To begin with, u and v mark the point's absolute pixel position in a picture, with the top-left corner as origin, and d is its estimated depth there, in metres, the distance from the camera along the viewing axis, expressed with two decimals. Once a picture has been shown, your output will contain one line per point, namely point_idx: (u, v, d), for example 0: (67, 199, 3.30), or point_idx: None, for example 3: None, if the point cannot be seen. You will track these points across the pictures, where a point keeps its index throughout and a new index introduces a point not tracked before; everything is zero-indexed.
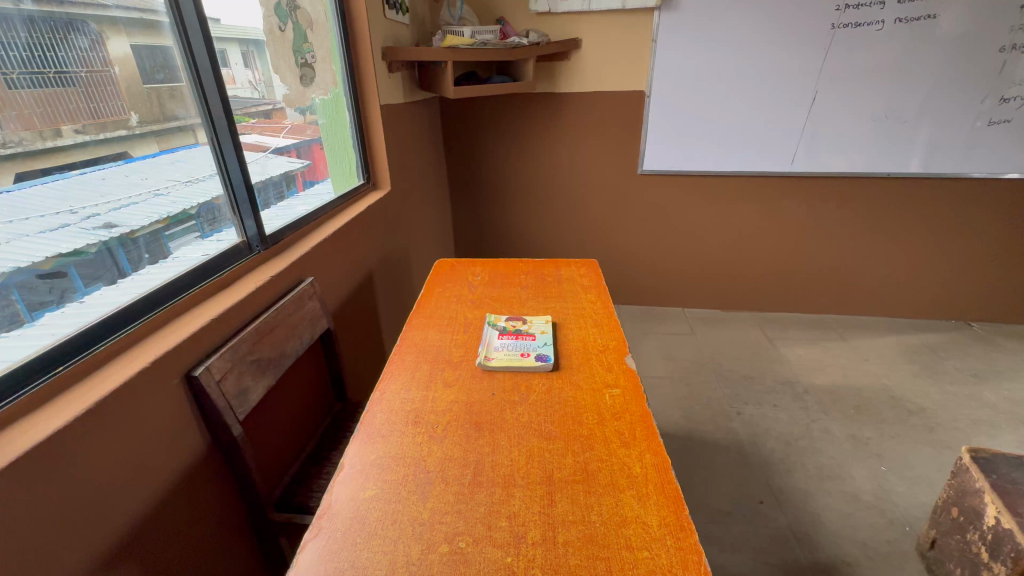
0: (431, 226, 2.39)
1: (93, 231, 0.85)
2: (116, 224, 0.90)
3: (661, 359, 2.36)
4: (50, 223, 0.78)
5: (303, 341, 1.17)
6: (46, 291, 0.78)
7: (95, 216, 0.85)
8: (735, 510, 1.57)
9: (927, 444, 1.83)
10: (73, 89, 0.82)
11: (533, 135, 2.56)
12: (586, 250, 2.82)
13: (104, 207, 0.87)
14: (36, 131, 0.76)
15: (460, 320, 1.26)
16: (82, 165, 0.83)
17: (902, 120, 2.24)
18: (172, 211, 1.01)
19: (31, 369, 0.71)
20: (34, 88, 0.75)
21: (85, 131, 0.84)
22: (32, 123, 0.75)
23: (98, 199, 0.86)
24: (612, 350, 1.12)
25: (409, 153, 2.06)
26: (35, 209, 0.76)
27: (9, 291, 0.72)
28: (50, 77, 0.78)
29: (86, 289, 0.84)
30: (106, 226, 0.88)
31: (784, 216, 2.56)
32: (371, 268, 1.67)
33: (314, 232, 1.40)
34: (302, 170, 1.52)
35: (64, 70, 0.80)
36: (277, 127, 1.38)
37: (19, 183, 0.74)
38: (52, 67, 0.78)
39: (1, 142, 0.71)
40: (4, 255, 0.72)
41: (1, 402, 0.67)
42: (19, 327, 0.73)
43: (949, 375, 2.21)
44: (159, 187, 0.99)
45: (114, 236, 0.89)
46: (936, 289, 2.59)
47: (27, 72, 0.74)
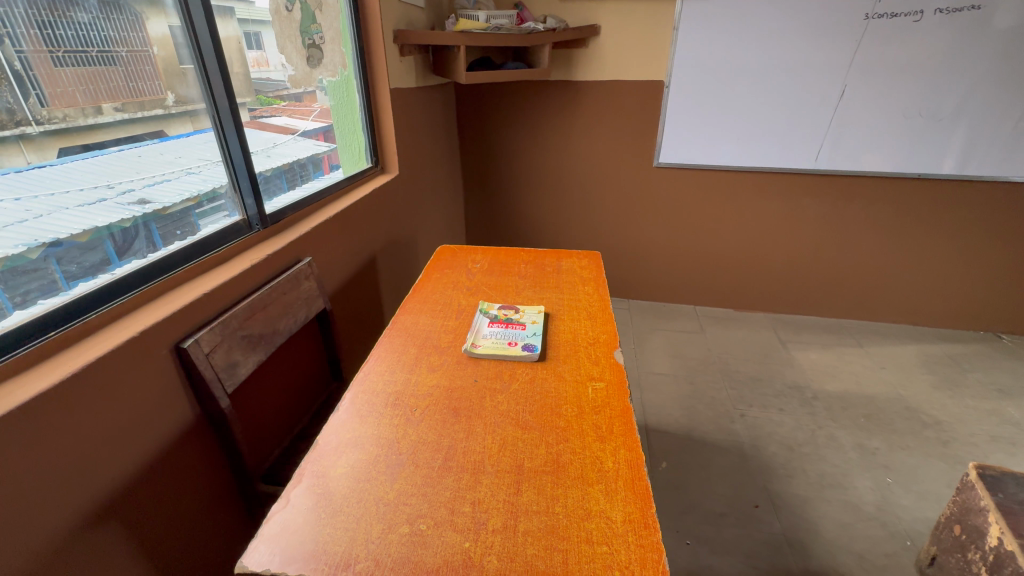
0: (441, 212, 2.39)
1: (128, 206, 0.93)
2: (149, 200, 0.97)
3: (667, 356, 2.32)
4: (88, 197, 0.87)
5: (298, 319, 1.19)
6: (82, 260, 0.85)
7: (130, 191, 0.93)
8: (728, 512, 1.54)
9: (939, 458, 1.76)
10: (113, 68, 0.89)
11: (548, 124, 2.53)
12: (597, 243, 2.78)
13: (139, 182, 0.95)
14: (78, 108, 0.84)
15: (454, 306, 1.26)
16: (120, 142, 0.92)
17: (936, 118, 2.12)
18: (202, 189, 1.09)
19: (52, 320, 0.77)
20: (77, 66, 0.83)
21: (124, 109, 0.92)
22: (75, 100, 0.83)
23: (133, 174, 0.94)
24: (602, 344, 1.10)
25: (420, 138, 2.05)
26: (75, 183, 0.84)
27: (48, 261, 0.80)
28: (92, 56, 0.86)
29: (120, 263, 0.91)
30: (139, 203, 0.95)
31: (805, 215, 2.47)
32: (375, 251, 1.69)
33: (315, 213, 1.42)
34: (329, 153, 1.62)
35: (103, 49, 0.88)
36: (306, 110, 1.50)
37: (62, 157, 0.82)
38: (94, 47, 0.86)
39: (48, 118, 0.80)
40: (46, 227, 0.80)
41: (27, 343, 0.74)
42: (57, 294, 0.81)
43: (970, 389, 2.11)
44: (192, 166, 1.07)
45: (148, 211, 0.96)
46: (963, 298, 2.47)
47: (70, 52, 0.82)
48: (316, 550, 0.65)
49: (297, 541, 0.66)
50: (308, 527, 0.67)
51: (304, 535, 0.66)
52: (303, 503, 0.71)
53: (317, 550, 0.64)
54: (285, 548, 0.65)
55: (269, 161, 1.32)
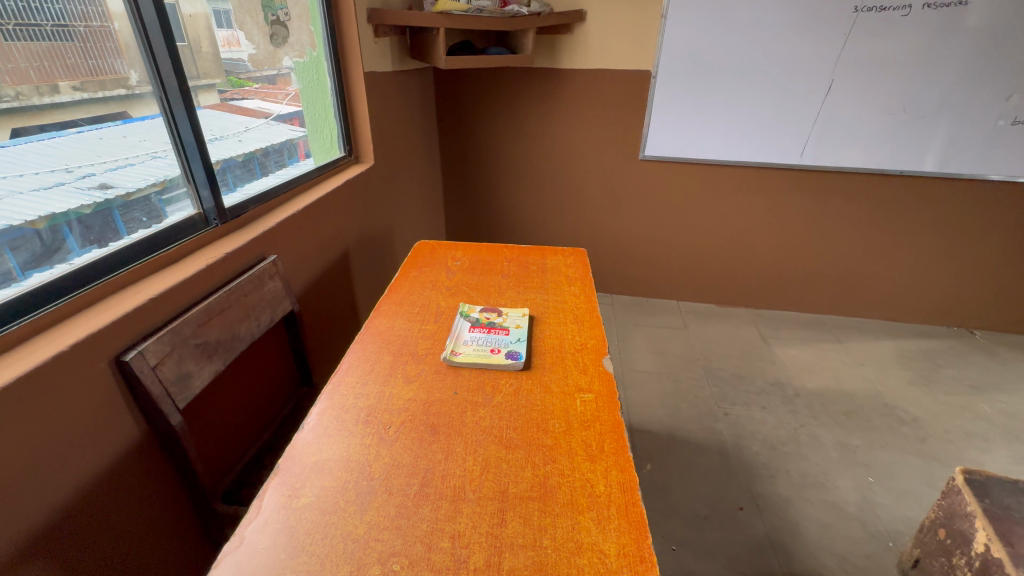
0: (417, 203, 2.28)
1: (87, 191, 0.87)
2: (111, 185, 0.91)
3: (650, 353, 2.28)
4: (45, 180, 0.80)
5: (261, 324, 1.09)
6: (39, 247, 0.79)
7: (90, 175, 0.87)
8: (712, 515, 1.50)
9: (917, 455, 1.76)
10: (70, 43, 0.82)
11: (531, 113, 2.43)
12: (579, 235, 2.72)
13: (100, 166, 0.89)
14: (32, 85, 0.77)
15: (432, 308, 1.18)
16: (80, 123, 0.85)
17: (920, 115, 2.11)
18: (170, 175, 1.02)
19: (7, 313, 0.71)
20: (30, 40, 0.76)
21: (83, 88, 0.85)
22: (28, 77, 0.76)
23: (94, 158, 0.88)
24: (591, 350, 1.04)
25: (395, 124, 1.94)
26: (30, 166, 0.78)
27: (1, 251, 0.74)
28: (47, 30, 0.78)
29: (80, 251, 0.85)
30: (100, 187, 0.89)
31: (788, 210, 2.45)
32: (346, 246, 1.58)
33: (281, 207, 1.31)
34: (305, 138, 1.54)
35: (60, 23, 0.80)
36: (280, 93, 1.41)
37: (15, 138, 0.75)
38: (49, 20, 0.78)
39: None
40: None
41: None
42: (12, 286, 0.74)
43: (944, 384, 2.14)
44: (158, 150, 0.99)
45: (110, 197, 0.90)
46: (938, 294, 2.50)
47: (22, 25, 0.75)
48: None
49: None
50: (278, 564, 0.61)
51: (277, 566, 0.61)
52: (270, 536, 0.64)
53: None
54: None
55: (242, 146, 1.25)
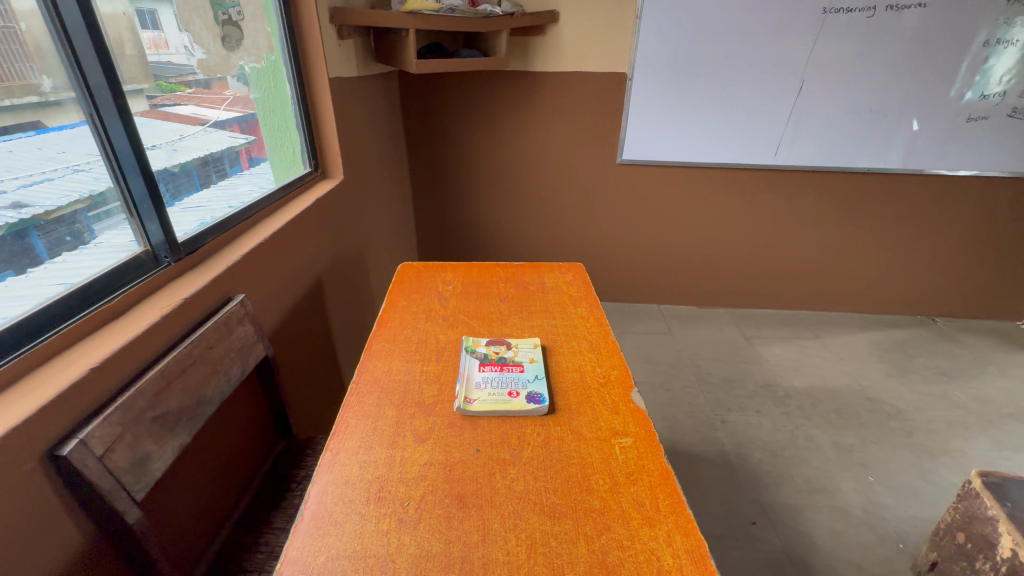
0: (388, 218, 2.12)
1: None
2: (25, 203, 0.71)
3: (640, 362, 2.23)
4: None
5: (232, 379, 0.93)
6: None
7: None
8: (727, 534, 1.45)
9: (908, 449, 1.78)
10: None
11: (504, 118, 2.33)
12: (558, 243, 2.63)
13: (10, 182, 0.69)
14: None
15: (431, 344, 1.05)
16: None
17: (884, 114, 2.17)
18: (95, 190, 0.81)
19: None
20: None
21: None
22: None
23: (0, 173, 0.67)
24: (616, 384, 0.94)
25: (363, 134, 1.78)
26: None
27: None
28: None
29: None
30: (12, 207, 0.69)
31: (763, 210, 2.47)
32: (318, 273, 1.41)
33: (245, 235, 1.13)
34: (246, 147, 1.28)
35: None
36: (218, 98, 1.16)
37: None
38: None
39: None
40: None
41: None
42: None
43: (919, 373, 2.21)
44: (79, 163, 0.79)
45: (24, 218, 0.70)
46: (902, 286, 2.61)
47: None
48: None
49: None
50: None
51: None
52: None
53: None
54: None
55: (177, 157, 1.01)
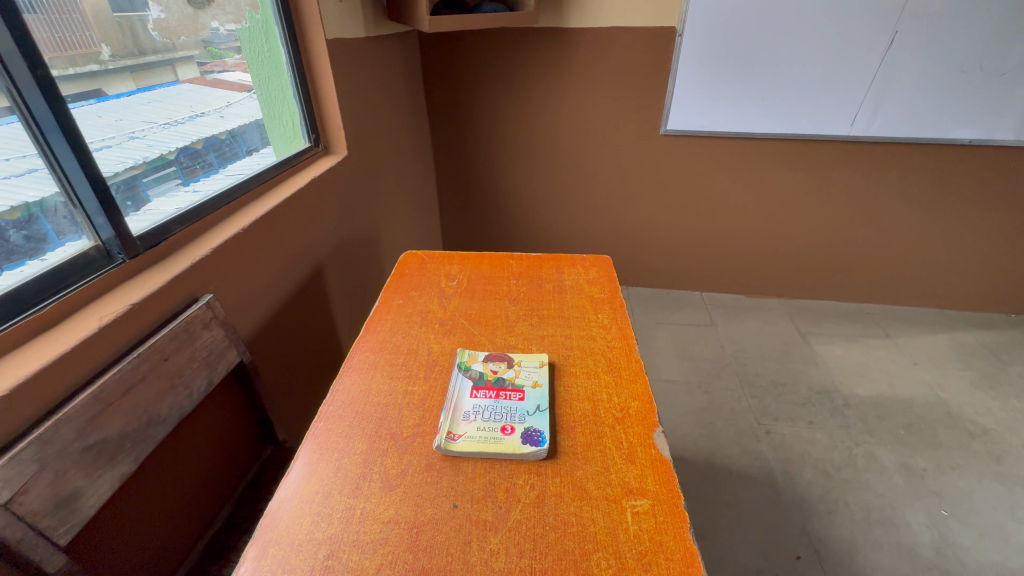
0: (406, 195, 1.97)
1: None
2: None
3: (676, 358, 2.02)
4: (16, 167, 0.68)
5: (193, 392, 0.82)
6: (21, 236, 0.70)
7: None
8: (766, 568, 1.28)
9: (994, 479, 1.51)
10: (35, 16, 0.70)
11: (534, 82, 2.09)
12: (591, 222, 2.41)
13: None
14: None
15: (421, 357, 0.90)
16: None
17: (996, 73, 1.78)
18: (148, 156, 0.90)
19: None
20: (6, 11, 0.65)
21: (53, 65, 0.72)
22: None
23: None
24: (636, 421, 0.77)
25: (373, 104, 1.61)
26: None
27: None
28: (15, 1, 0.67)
29: (59, 241, 0.74)
30: None
31: (831, 189, 2.14)
32: (317, 260, 1.29)
33: (223, 223, 1.01)
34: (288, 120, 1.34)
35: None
36: None
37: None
38: None
39: None
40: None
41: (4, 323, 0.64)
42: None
43: (1013, 385, 1.88)
44: (134, 129, 0.87)
45: None
46: (997, 279, 2.23)
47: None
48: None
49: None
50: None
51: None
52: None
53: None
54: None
55: (223, 122, 1.12)
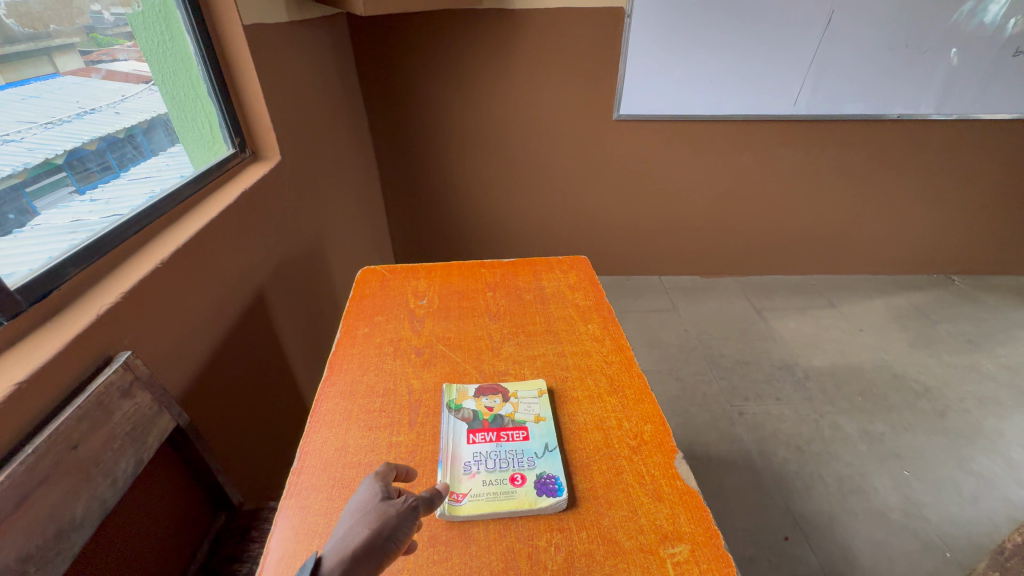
0: (349, 198, 1.78)
1: None
2: None
3: (645, 347, 2.02)
4: None
5: (119, 477, 0.66)
6: None
7: None
8: (758, 554, 1.29)
9: (942, 434, 1.63)
10: None
11: (479, 68, 1.95)
12: (547, 212, 2.33)
13: None
14: None
15: (401, 398, 0.79)
16: None
17: (920, 50, 1.88)
18: (29, 162, 0.72)
19: None
20: None
21: None
22: None
23: None
24: (653, 449, 0.70)
25: (305, 99, 1.42)
26: None
27: None
28: None
29: None
30: None
31: (777, 167, 2.20)
32: (256, 285, 1.12)
33: (135, 255, 0.82)
34: (209, 121, 1.14)
35: None
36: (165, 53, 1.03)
37: None
38: None
39: None
40: None
41: None
42: None
43: (945, 342, 2.03)
44: (7, 132, 0.68)
45: None
46: (921, 243, 2.41)
47: None
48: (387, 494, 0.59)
49: (365, 522, 0.54)
50: (377, 565, 0.51)
51: (370, 527, 0.53)
52: (343, 556, 0.50)
53: (405, 499, 0.56)
54: (368, 527, 0.53)
55: (119, 119, 0.91)
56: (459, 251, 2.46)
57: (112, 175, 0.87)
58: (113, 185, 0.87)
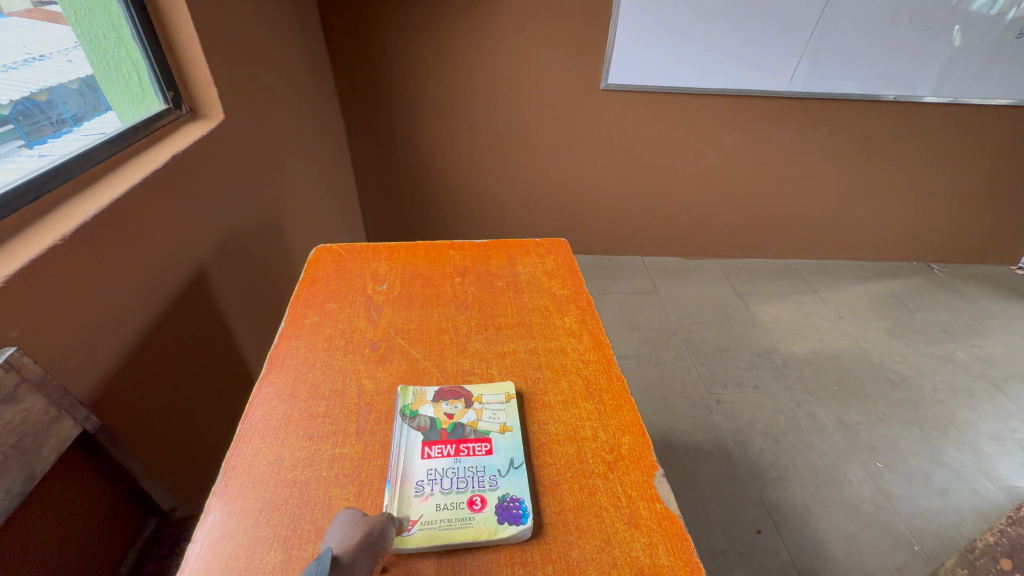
0: (310, 165, 1.63)
1: None
2: None
3: (624, 330, 1.95)
4: None
5: (4, 496, 0.55)
6: None
7: None
8: (731, 548, 1.27)
9: (916, 425, 1.62)
10: None
11: (458, 26, 1.79)
12: (528, 186, 2.22)
13: None
14: None
15: (350, 401, 0.69)
16: None
17: (923, 28, 1.79)
18: None
19: None
20: None
21: None
22: None
23: None
24: (630, 465, 0.63)
25: (255, 51, 1.25)
26: None
27: None
28: None
29: None
30: None
31: (767, 147, 2.11)
32: (195, 263, 0.99)
33: (32, 229, 0.69)
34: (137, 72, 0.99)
35: None
36: None
37: None
38: None
39: None
40: None
41: None
42: None
43: (922, 331, 2.03)
44: None
45: None
46: (905, 230, 2.38)
47: None
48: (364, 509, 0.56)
49: (356, 527, 0.51)
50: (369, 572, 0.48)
51: (364, 526, 0.51)
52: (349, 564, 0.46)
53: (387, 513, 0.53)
54: (361, 526, 0.51)
55: (71, 68, 0.87)
56: (435, 224, 2.33)
57: (60, 127, 0.83)
58: (62, 135, 0.82)
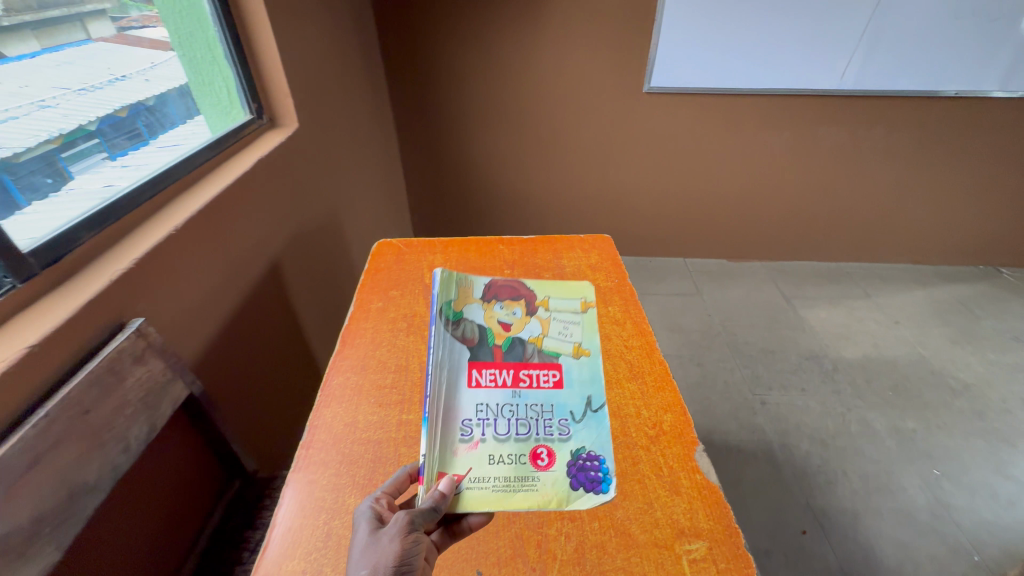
0: (367, 170, 1.75)
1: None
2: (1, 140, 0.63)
3: (666, 331, 1.96)
4: None
5: (133, 442, 0.66)
6: None
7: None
8: (775, 549, 1.26)
9: (980, 436, 1.54)
10: None
11: (505, 36, 1.87)
12: (570, 190, 2.27)
13: None
14: None
15: (413, 375, 0.77)
16: None
17: (991, 19, 1.71)
18: (65, 128, 0.73)
19: None
20: None
21: None
22: None
23: None
24: (671, 440, 0.67)
25: (323, 66, 1.37)
26: None
27: None
28: None
29: None
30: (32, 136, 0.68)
31: (817, 147, 2.07)
32: (272, 257, 1.11)
33: (149, 224, 0.81)
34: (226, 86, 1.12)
35: None
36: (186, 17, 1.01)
37: None
38: None
39: None
40: None
41: None
42: None
43: (988, 339, 1.92)
44: (43, 97, 0.69)
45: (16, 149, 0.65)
46: (970, 232, 2.26)
47: None
48: (397, 485, 0.57)
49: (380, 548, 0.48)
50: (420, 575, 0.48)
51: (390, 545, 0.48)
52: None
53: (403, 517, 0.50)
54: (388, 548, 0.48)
55: (150, 86, 0.94)
56: (479, 227, 2.43)
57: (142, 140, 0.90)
58: (142, 147, 0.89)
